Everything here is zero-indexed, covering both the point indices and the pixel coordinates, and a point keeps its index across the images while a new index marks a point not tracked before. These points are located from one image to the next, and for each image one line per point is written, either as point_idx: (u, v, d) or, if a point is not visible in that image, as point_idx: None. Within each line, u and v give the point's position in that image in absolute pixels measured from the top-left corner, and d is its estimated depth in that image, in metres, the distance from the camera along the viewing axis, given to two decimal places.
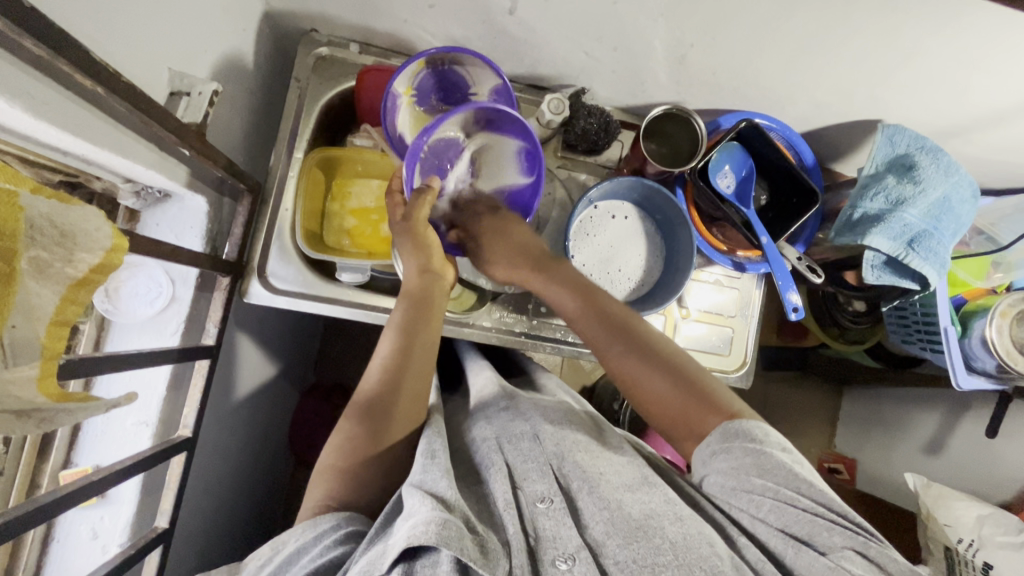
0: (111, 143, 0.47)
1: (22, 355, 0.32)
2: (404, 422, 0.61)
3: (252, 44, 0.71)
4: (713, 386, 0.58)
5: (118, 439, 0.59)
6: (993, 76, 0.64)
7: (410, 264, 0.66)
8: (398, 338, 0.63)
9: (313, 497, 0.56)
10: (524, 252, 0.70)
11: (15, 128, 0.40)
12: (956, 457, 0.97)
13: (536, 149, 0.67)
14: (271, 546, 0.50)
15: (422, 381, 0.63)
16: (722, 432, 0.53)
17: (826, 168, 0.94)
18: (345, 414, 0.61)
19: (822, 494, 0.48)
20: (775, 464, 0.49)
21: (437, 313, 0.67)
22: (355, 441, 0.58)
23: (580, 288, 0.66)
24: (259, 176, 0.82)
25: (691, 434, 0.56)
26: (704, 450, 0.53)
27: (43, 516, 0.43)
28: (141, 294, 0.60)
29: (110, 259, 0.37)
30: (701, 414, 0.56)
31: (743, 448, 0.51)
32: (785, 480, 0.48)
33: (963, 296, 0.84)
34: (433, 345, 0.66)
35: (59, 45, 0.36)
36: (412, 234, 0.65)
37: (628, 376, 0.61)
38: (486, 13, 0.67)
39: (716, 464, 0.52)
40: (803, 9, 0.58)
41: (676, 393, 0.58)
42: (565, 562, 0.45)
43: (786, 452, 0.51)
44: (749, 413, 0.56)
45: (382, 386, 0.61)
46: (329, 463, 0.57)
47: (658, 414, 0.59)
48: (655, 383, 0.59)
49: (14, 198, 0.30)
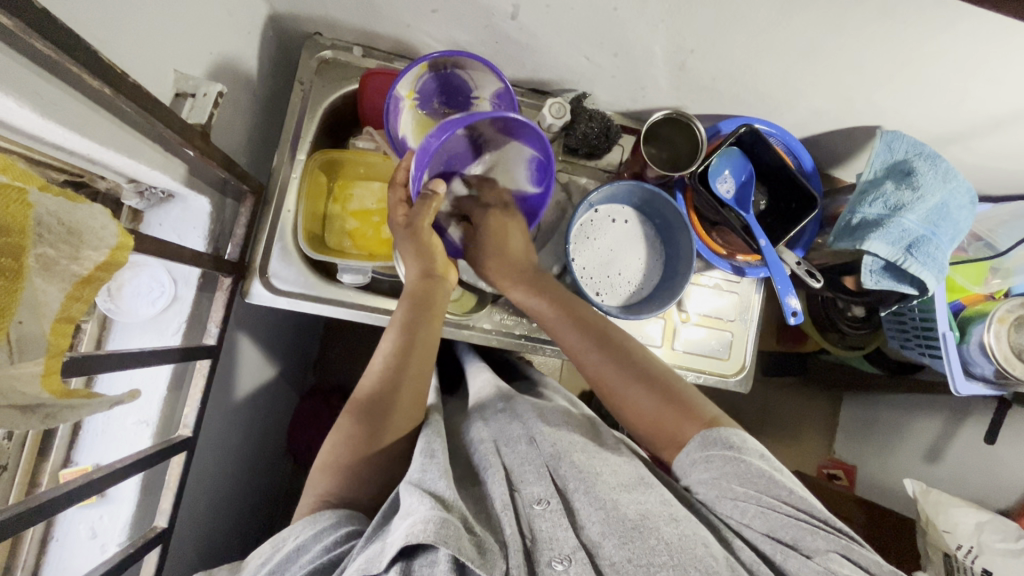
0: (115, 142, 0.48)
1: (29, 350, 0.32)
2: (402, 422, 0.61)
3: (256, 48, 0.71)
4: (690, 392, 0.59)
5: (118, 438, 0.60)
6: (989, 84, 0.64)
7: (412, 268, 0.68)
8: (400, 335, 0.64)
9: (312, 493, 0.56)
10: (514, 266, 0.72)
11: (22, 128, 0.41)
12: (956, 463, 0.97)
13: (549, 162, 0.69)
14: (272, 543, 0.50)
15: (423, 380, 0.64)
16: (700, 440, 0.53)
17: (826, 174, 0.95)
18: (344, 412, 0.60)
19: (803, 500, 0.49)
20: (757, 472, 0.50)
21: (439, 314, 0.68)
22: (353, 441, 0.57)
23: (558, 300, 0.67)
24: (262, 177, 0.83)
25: (668, 442, 0.57)
26: (686, 459, 0.54)
27: (42, 514, 0.43)
28: (143, 293, 0.61)
29: (115, 257, 0.38)
30: (679, 421, 0.56)
31: (724, 455, 0.51)
32: (766, 487, 0.49)
33: (961, 302, 0.85)
34: (433, 345, 0.66)
35: (67, 44, 0.37)
36: (415, 239, 0.67)
37: (606, 386, 0.62)
38: (489, 18, 0.68)
39: (699, 473, 0.52)
40: (801, 16, 0.58)
41: (654, 402, 0.58)
42: (561, 563, 0.45)
43: (764, 459, 0.52)
44: (726, 420, 0.56)
45: (381, 381, 0.61)
46: (327, 459, 0.57)
47: (639, 425, 0.59)
48: (634, 396, 0.59)
49: (24, 194, 0.31)
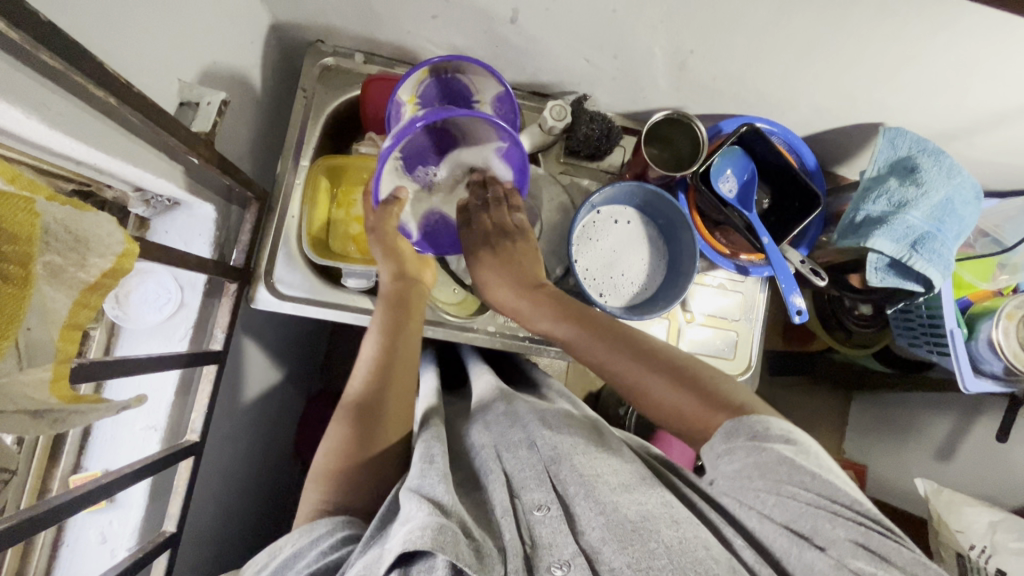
0: (120, 152, 0.48)
1: (37, 356, 0.33)
2: (392, 426, 0.62)
3: (259, 55, 0.72)
4: (715, 381, 0.58)
5: (128, 443, 0.60)
6: (993, 78, 0.64)
7: (387, 270, 0.69)
8: (382, 338, 0.64)
9: (310, 500, 0.57)
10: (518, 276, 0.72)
11: (29, 138, 0.42)
12: (969, 462, 0.96)
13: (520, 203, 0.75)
14: (269, 551, 0.51)
15: (408, 383, 0.65)
16: (726, 431, 0.52)
17: (829, 172, 0.95)
18: (334, 418, 0.61)
19: (827, 485, 0.47)
20: (779, 461, 0.48)
21: (416, 315, 0.68)
22: (343, 447, 0.58)
23: (568, 310, 0.67)
24: (267, 184, 0.84)
25: (696, 436, 0.56)
26: (711, 452, 0.53)
27: (53, 518, 0.43)
28: (150, 300, 0.62)
29: (122, 264, 0.38)
30: (704, 413, 0.55)
31: (746, 445, 0.50)
32: (788, 476, 0.47)
33: (968, 298, 0.84)
34: (415, 343, 0.67)
35: (73, 57, 0.37)
36: (382, 243, 0.68)
37: (635, 389, 0.61)
38: (488, 22, 0.69)
39: (724, 466, 0.52)
40: (801, 14, 0.58)
41: (682, 396, 0.57)
42: (560, 568, 0.45)
43: (791, 444, 0.50)
44: (754, 406, 0.55)
45: (366, 386, 0.62)
46: (325, 467, 0.58)
47: (674, 423, 0.58)
48: (664, 394, 0.59)
49: (30, 204, 0.31)
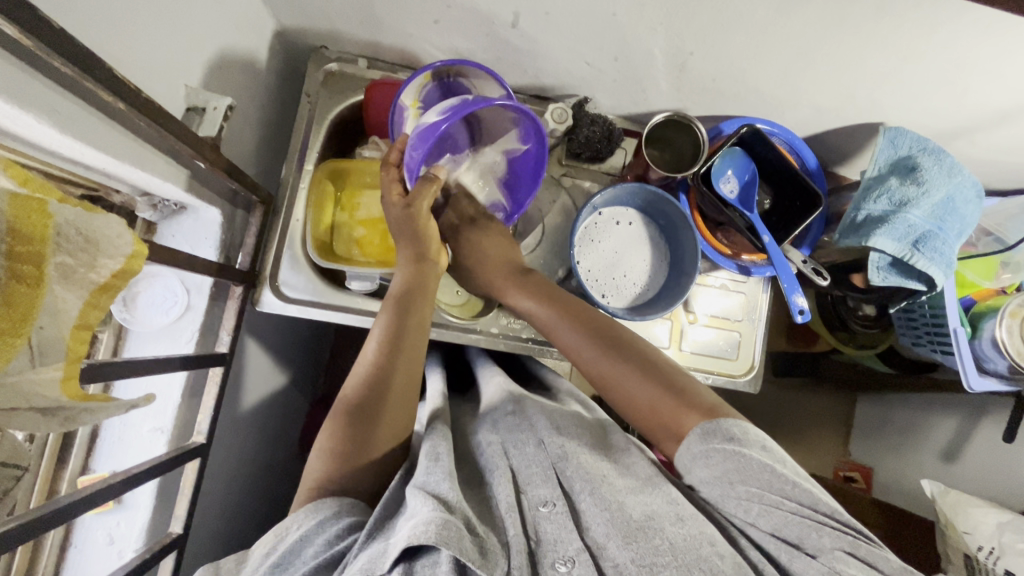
0: (129, 156, 0.49)
1: (48, 354, 0.33)
2: (390, 430, 0.60)
3: (263, 61, 0.73)
4: (692, 384, 0.59)
5: (135, 445, 0.61)
6: (992, 76, 0.64)
7: (405, 254, 0.68)
8: (393, 318, 0.64)
9: (310, 481, 0.57)
10: (511, 265, 0.73)
11: (41, 143, 0.42)
12: (976, 462, 0.96)
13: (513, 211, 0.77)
14: (275, 532, 0.51)
15: (414, 368, 0.64)
16: (700, 432, 0.53)
17: (831, 172, 0.95)
18: (334, 408, 0.60)
19: (807, 493, 0.48)
20: (757, 466, 0.49)
21: (430, 301, 0.68)
22: (345, 436, 0.58)
23: (552, 300, 0.68)
24: (272, 188, 0.85)
25: (672, 434, 0.56)
26: (687, 454, 0.53)
27: (61, 517, 0.44)
28: (157, 304, 0.63)
29: (131, 266, 0.39)
30: (680, 411, 0.56)
31: (724, 449, 0.50)
32: (768, 484, 0.48)
33: (971, 298, 0.84)
34: (423, 331, 0.66)
35: (84, 62, 0.38)
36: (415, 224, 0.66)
37: (613, 382, 0.62)
38: (489, 26, 0.69)
39: (701, 470, 0.52)
40: (799, 15, 0.59)
41: (660, 392, 0.58)
42: (564, 564, 0.45)
43: (768, 450, 0.51)
44: (727, 410, 0.56)
45: (374, 368, 0.61)
46: (328, 449, 0.58)
47: (648, 420, 0.59)
48: (641, 390, 0.59)
49: (44, 205, 0.32)
